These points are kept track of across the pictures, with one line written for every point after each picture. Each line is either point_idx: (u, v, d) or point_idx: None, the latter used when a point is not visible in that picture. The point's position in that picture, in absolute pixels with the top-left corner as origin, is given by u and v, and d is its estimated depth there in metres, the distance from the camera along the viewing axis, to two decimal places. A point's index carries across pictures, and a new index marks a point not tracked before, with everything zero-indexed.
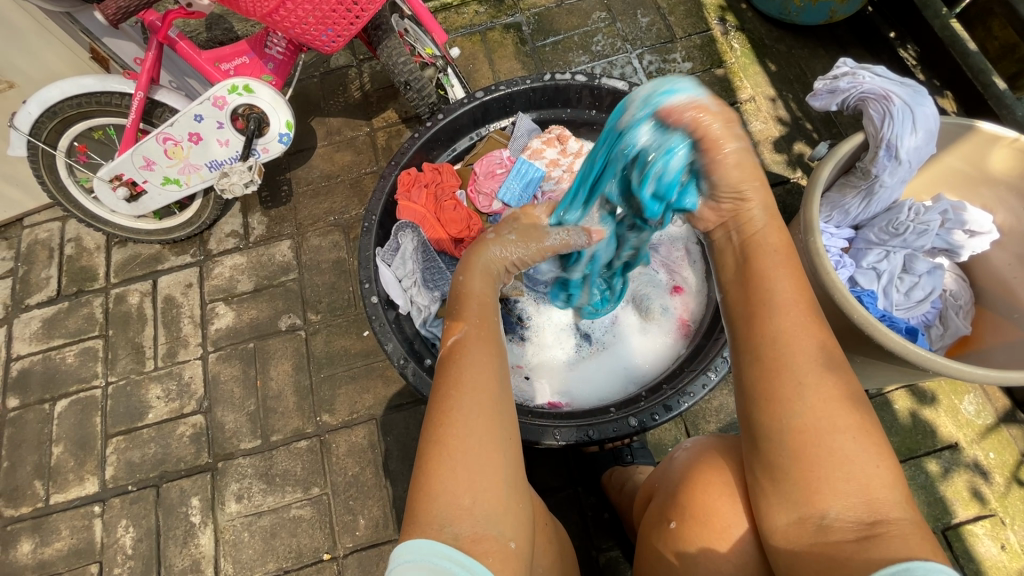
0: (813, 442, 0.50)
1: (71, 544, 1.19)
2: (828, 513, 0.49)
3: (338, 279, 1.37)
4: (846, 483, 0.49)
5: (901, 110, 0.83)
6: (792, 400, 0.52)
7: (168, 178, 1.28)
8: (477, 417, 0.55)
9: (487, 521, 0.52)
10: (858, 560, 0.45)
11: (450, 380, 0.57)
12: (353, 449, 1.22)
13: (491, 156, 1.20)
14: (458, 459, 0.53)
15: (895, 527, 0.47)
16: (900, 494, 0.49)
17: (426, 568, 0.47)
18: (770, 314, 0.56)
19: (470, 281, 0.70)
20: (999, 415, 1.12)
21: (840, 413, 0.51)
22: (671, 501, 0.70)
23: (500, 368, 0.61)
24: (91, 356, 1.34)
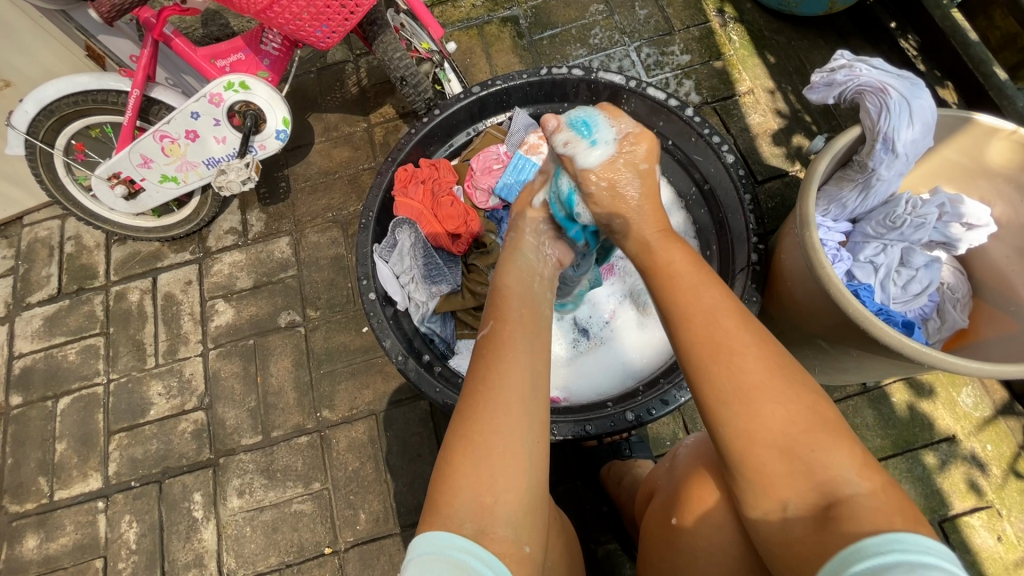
0: (756, 443, 0.52)
1: (75, 539, 1.20)
2: (788, 503, 0.51)
3: (338, 276, 1.37)
4: (793, 470, 0.50)
5: (898, 103, 0.83)
6: (722, 405, 0.53)
7: (165, 176, 1.28)
8: (504, 416, 0.56)
9: (507, 523, 0.52)
10: (819, 548, 0.47)
11: (480, 376, 0.60)
12: (353, 444, 1.22)
13: (488, 152, 1.20)
14: (481, 456, 0.54)
15: (849, 504, 0.47)
16: (852, 465, 0.50)
17: (445, 562, 0.47)
18: (685, 315, 0.58)
19: (507, 283, 0.74)
20: (997, 407, 1.12)
21: (777, 401, 0.52)
22: (672, 499, 0.70)
23: (537, 370, 0.62)
24: (93, 354, 1.35)
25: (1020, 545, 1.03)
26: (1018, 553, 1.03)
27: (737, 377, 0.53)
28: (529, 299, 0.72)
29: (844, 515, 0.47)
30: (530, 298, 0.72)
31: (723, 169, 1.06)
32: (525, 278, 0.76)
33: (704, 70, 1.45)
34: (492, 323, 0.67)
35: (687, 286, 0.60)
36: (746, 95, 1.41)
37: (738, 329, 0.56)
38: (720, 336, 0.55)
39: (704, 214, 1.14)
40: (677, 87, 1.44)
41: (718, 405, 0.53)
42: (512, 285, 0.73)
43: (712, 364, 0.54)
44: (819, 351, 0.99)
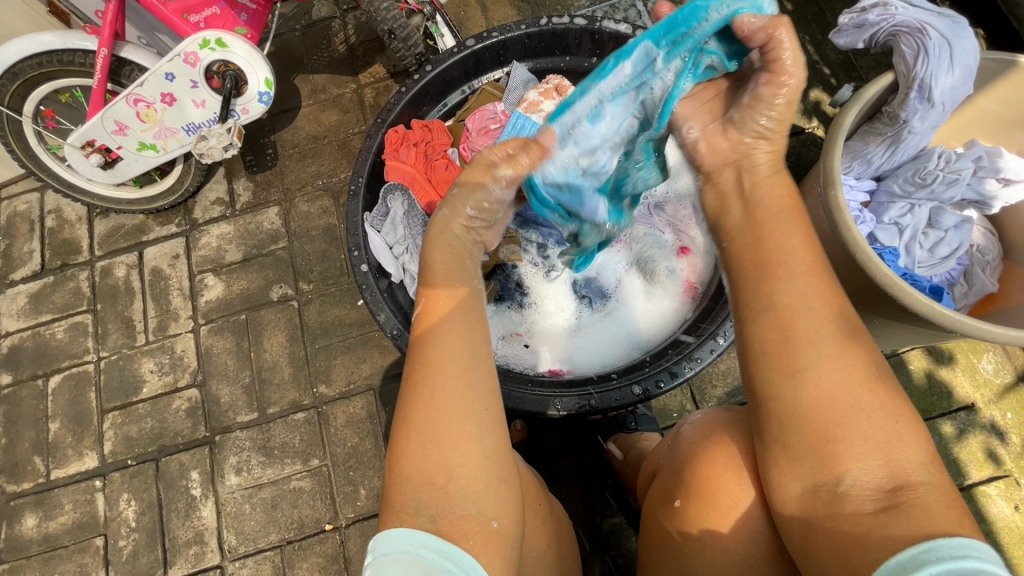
0: (832, 408, 0.47)
1: (74, 518, 1.19)
2: (844, 480, 0.46)
3: (330, 247, 1.31)
4: (869, 442, 0.46)
5: (938, 45, 0.75)
6: (807, 352, 0.49)
7: (143, 144, 1.21)
8: (448, 395, 0.51)
9: (464, 500, 0.49)
10: (879, 535, 0.42)
11: (418, 356, 0.54)
12: (352, 419, 1.19)
13: (484, 110, 1.12)
14: (429, 437, 0.50)
15: (918, 492, 0.43)
16: (926, 455, 0.46)
17: (402, 562, 0.44)
18: (781, 268, 0.52)
19: (437, 247, 0.63)
20: (1019, 373, 1.07)
21: (859, 369, 0.48)
22: (676, 477, 0.66)
23: (477, 335, 0.56)
24: (81, 332, 1.31)
25: None
26: None
27: (821, 335, 0.48)
28: (460, 259, 0.63)
29: (918, 504, 0.43)
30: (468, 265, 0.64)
31: None
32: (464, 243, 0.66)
33: None
34: (423, 299, 0.59)
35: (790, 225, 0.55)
36: None
37: (828, 287, 0.51)
38: (812, 292, 0.51)
39: None
40: None
41: (803, 358, 0.49)
42: (442, 258, 0.62)
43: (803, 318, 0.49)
44: None
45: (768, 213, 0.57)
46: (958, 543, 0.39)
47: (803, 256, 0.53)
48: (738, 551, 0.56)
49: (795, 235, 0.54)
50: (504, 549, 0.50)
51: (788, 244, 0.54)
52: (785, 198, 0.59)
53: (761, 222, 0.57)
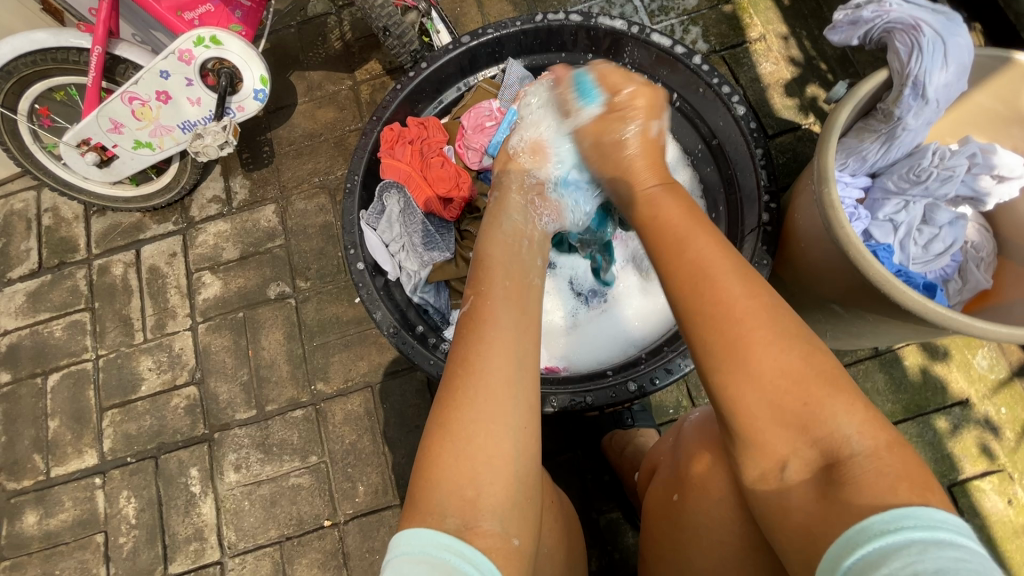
0: (753, 402, 0.49)
1: (75, 515, 1.19)
2: (785, 469, 0.49)
3: (327, 245, 1.31)
4: (791, 428, 0.48)
5: (932, 42, 0.75)
6: (717, 355, 0.51)
7: (139, 142, 1.21)
8: (485, 403, 0.52)
9: (490, 515, 0.49)
10: (824, 518, 0.44)
11: (459, 358, 0.56)
12: (350, 416, 1.20)
13: (480, 108, 1.11)
14: (461, 444, 0.51)
15: (848, 467, 0.45)
16: (858, 422, 0.46)
17: (426, 562, 0.44)
18: (682, 272, 0.54)
19: (491, 251, 0.69)
20: (1014, 369, 1.08)
21: (778, 350, 0.49)
22: (675, 475, 0.67)
23: (524, 346, 0.57)
24: (79, 330, 1.31)
25: None
26: None
27: (734, 325, 0.50)
28: (513, 266, 0.67)
29: (851, 478, 0.44)
30: (518, 269, 0.67)
31: (734, 122, 0.98)
32: (513, 248, 0.70)
33: (712, 15, 1.34)
34: (473, 298, 0.61)
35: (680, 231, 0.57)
36: (758, 42, 1.31)
37: (733, 274, 0.52)
38: (715, 284, 0.52)
39: (711, 172, 1.08)
40: (683, 35, 1.33)
41: (706, 358, 0.51)
42: (495, 254, 0.68)
43: (708, 315, 0.51)
44: (832, 315, 0.94)
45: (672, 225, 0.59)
46: (894, 514, 0.40)
47: (705, 252, 0.54)
48: (731, 543, 0.57)
49: (695, 235, 0.56)
50: (522, 568, 0.49)
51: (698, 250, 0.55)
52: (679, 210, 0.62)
53: (665, 227, 0.60)
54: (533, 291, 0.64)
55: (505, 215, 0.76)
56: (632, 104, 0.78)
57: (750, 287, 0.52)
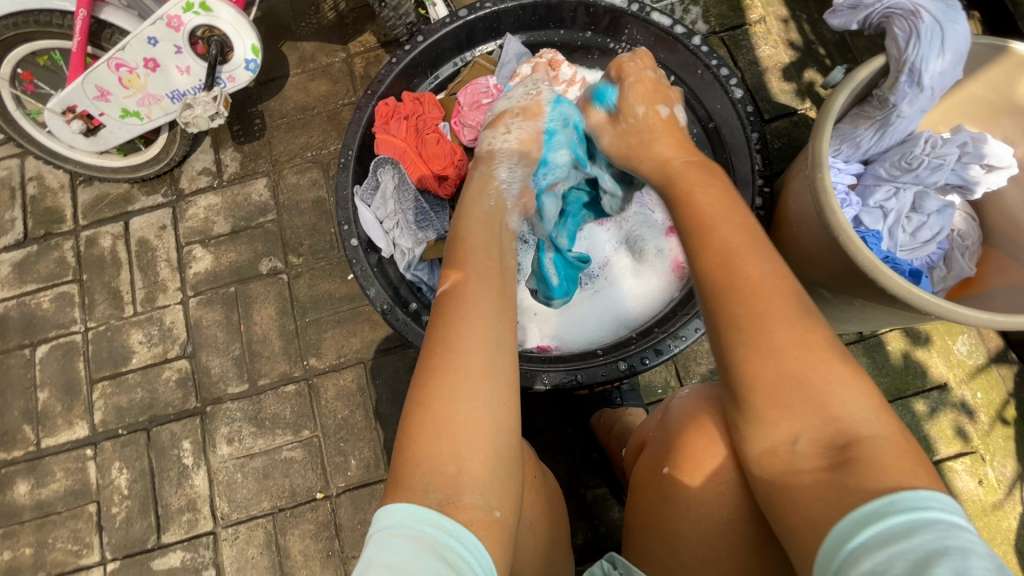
0: (768, 377, 0.50)
1: (66, 485, 1.20)
2: (796, 444, 0.50)
3: (320, 220, 1.30)
4: (810, 406, 0.49)
5: (931, 28, 0.75)
6: (738, 332, 0.52)
7: (127, 111, 1.18)
8: (467, 383, 0.53)
9: (471, 487, 0.50)
10: (831, 491, 0.45)
11: (440, 338, 0.56)
12: (342, 392, 1.21)
13: (476, 84, 1.09)
14: (443, 423, 0.52)
15: (868, 445, 0.46)
16: (868, 407, 0.48)
17: (408, 535, 0.45)
18: (716, 257, 0.55)
19: (467, 233, 0.68)
20: (991, 355, 1.12)
21: (802, 333, 0.50)
22: (663, 450, 0.68)
23: (499, 328, 0.57)
24: (67, 302, 1.30)
25: (999, 488, 1.06)
26: (996, 495, 1.05)
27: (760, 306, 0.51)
28: (491, 248, 0.66)
29: (862, 459, 0.45)
30: (495, 252, 0.66)
31: (730, 105, 0.98)
32: (491, 226, 0.70)
33: None
34: (449, 281, 0.61)
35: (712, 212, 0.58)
36: (757, 25, 1.30)
37: (763, 258, 0.54)
38: (738, 273, 0.53)
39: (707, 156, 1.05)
40: (683, 14, 1.32)
41: (732, 326, 0.52)
42: (472, 242, 0.66)
43: (740, 295, 0.52)
44: (820, 299, 0.95)
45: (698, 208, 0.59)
46: (920, 494, 0.41)
47: (738, 239, 0.55)
48: (721, 512, 0.60)
49: (730, 222, 0.57)
50: (504, 538, 0.50)
51: (721, 229, 0.56)
52: (706, 188, 0.62)
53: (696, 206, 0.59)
54: (507, 273, 0.65)
55: (484, 196, 0.75)
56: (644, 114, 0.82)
57: (772, 273, 0.53)
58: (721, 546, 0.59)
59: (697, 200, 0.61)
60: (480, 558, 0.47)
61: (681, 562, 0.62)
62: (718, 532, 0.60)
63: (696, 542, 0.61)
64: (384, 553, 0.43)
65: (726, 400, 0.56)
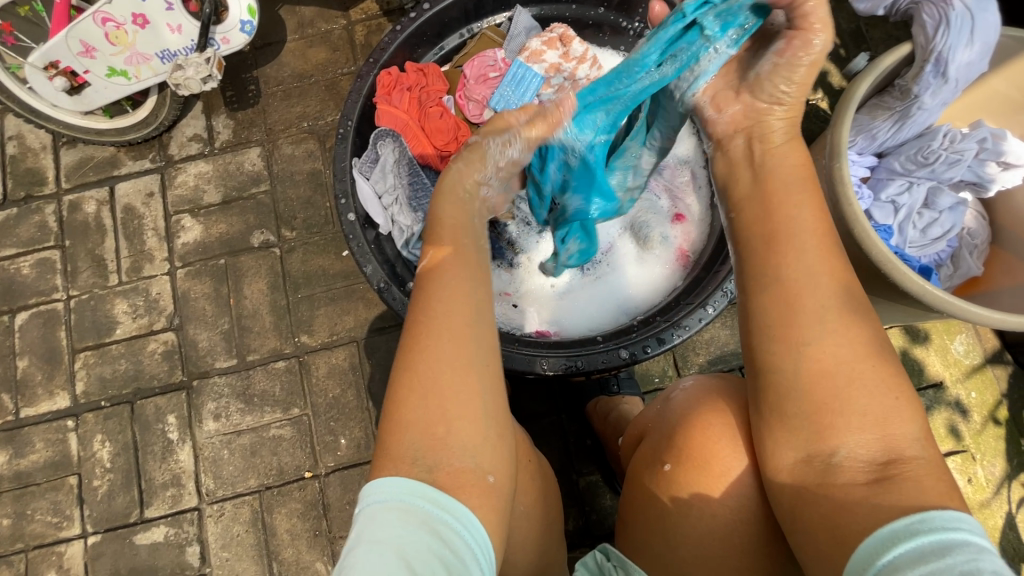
0: (832, 378, 0.49)
1: (46, 456, 1.17)
2: (838, 453, 0.48)
3: (315, 193, 1.26)
4: (865, 416, 0.48)
5: (960, 17, 0.73)
6: (809, 327, 0.51)
7: (113, 69, 1.12)
8: (454, 349, 0.50)
9: (464, 453, 0.49)
10: (867, 506, 0.45)
11: (420, 302, 0.53)
12: (334, 370, 1.18)
13: (484, 56, 1.06)
14: (428, 386, 0.49)
15: (911, 466, 0.45)
16: (918, 429, 0.48)
17: (401, 510, 0.44)
18: (802, 242, 0.54)
19: (444, 206, 0.62)
20: (987, 355, 1.12)
21: (862, 340, 0.50)
22: (664, 441, 0.66)
23: (480, 292, 0.54)
24: (49, 268, 1.25)
25: (988, 487, 1.07)
26: (984, 494, 1.06)
27: (829, 310, 0.50)
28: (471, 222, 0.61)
29: (908, 476, 0.45)
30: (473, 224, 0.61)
31: None
32: (469, 197, 0.65)
33: None
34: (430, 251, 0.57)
35: (793, 200, 0.56)
36: None
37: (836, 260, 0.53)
38: (813, 267, 0.52)
39: None
40: None
41: (809, 317, 0.51)
42: (449, 211, 0.61)
43: (809, 291, 0.52)
44: None
45: (780, 191, 0.57)
46: (950, 515, 0.40)
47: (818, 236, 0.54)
48: (725, 509, 0.59)
49: (812, 214, 0.55)
50: (498, 503, 0.50)
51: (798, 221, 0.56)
52: (786, 176, 0.59)
53: (778, 197, 0.57)
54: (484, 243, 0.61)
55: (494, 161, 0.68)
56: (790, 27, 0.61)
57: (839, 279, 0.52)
58: (723, 545, 0.58)
59: (774, 195, 0.58)
60: (475, 532, 0.46)
61: (681, 559, 0.60)
62: (723, 531, 0.58)
63: (697, 539, 0.59)
64: (374, 529, 0.43)
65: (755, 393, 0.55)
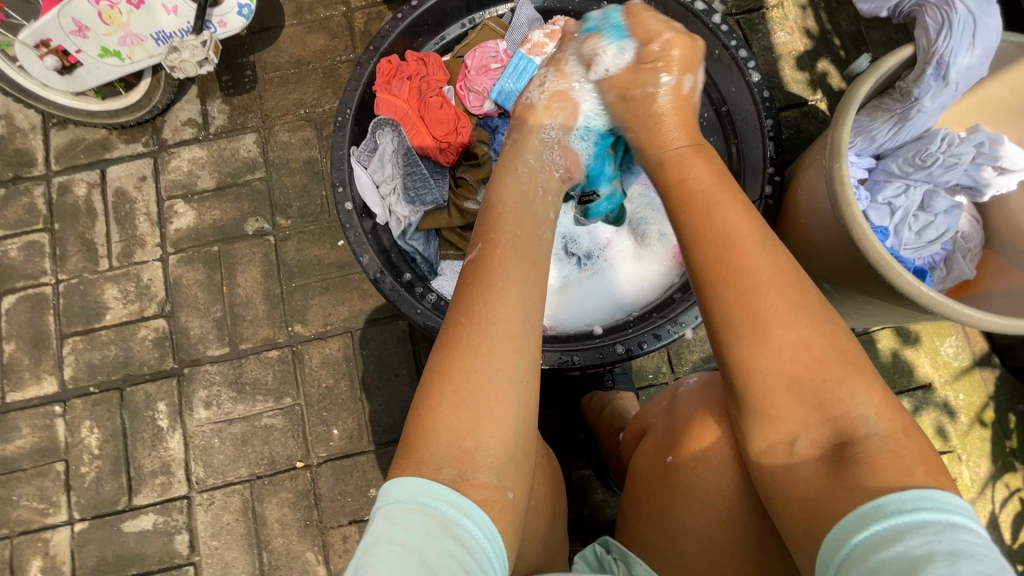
0: (764, 376, 0.49)
1: (33, 442, 1.15)
2: (795, 443, 0.49)
3: (311, 182, 1.24)
4: (806, 404, 0.48)
5: (963, 20, 0.73)
6: (735, 328, 0.50)
7: (106, 50, 1.10)
8: (490, 358, 0.51)
9: (488, 467, 0.49)
10: (832, 494, 0.45)
11: (463, 307, 0.53)
12: (328, 360, 1.17)
13: (485, 47, 1.05)
14: (463, 395, 0.50)
15: (863, 447, 0.45)
16: (870, 402, 0.47)
17: (421, 512, 0.44)
18: (713, 243, 0.52)
19: (503, 197, 0.64)
20: (976, 358, 1.13)
21: (797, 330, 0.49)
22: (669, 439, 0.66)
23: (532, 303, 0.55)
24: (37, 252, 1.23)
25: (972, 487, 1.09)
26: (969, 493, 1.08)
27: (756, 304, 0.49)
28: (527, 217, 0.63)
29: (861, 458, 0.45)
30: (529, 220, 0.63)
31: (746, 89, 0.95)
32: (527, 195, 0.66)
33: None
34: (479, 246, 0.59)
35: (704, 198, 0.55)
36: (775, 9, 1.26)
37: (764, 249, 0.51)
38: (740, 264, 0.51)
39: (716, 141, 1.03)
40: None
41: (726, 322, 0.51)
42: (507, 201, 0.64)
43: (736, 291, 0.50)
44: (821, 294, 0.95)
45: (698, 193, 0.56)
46: (908, 496, 0.40)
47: (741, 228, 0.52)
48: (726, 505, 0.59)
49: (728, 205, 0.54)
50: (515, 519, 0.50)
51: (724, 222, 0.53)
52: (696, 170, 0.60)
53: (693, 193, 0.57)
54: (543, 243, 0.61)
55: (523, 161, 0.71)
56: (666, 55, 0.71)
57: (771, 260, 0.51)
58: (721, 537, 0.59)
59: (693, 187, 0.57)
60: (492, 538, 0.46)
61: (681, 551, 0.60)
62: (720, 523, 0.59)
63: (697, 534, 0.60)
64: (398, 530, 0.42)
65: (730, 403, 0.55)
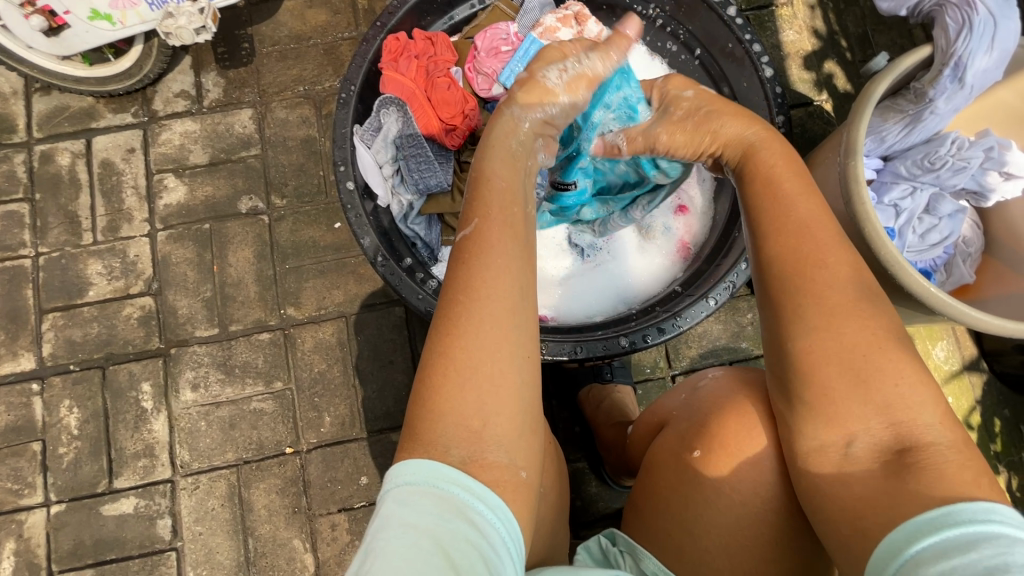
0: (834, 373, 0.49)
1: (8, 421, 1.11)
2: (855, 443, 0.49)
3: (308, 161, 1.21)
4: (871, 404, 0.48)
5: (983, 22, 0.74)
6: (802, 320, 0.50)
7: (96, 12, 1.02)
8: (492, 338, 0.48)
9: (497, 447, 0.47)
10: (898, 497, 0.45)
11: (459, 284, 0.50)
12: (321, 345, 1.15)
13: (496, 29, 1.03)
14: (468, 374, 0.47)
15: (927, 453, 0.46)
16: (935, 414, 0.48)
17: (430, 496, 0.43)
18: (792, 240, 0.52)
19: (489, 169, 0.57)
20: (965, 363, 1.15)
21: (869, 329, 0.49)
22: (690, 430, 0.66)
23: (529, 280, 0.52)
24: (17, 222, 1.17)
25: None
26: None
27: (830, 301, 0.49)
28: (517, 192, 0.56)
29: (924, 465, 0.45)
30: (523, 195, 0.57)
31: (759, 84, 0.93)
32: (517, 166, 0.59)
33: None
34: (473, 222, 0.53)
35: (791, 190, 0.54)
36: (784, 7, 1.26)
37: (837, 248, 0.51)
38: (811, 262, 0.51)
39: None
40: None
41: (796, 315, 0.50)
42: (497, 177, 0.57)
43: (807, 286, 0.50)
44: None
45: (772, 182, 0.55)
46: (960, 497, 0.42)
47: (821, 227, 0.52)
48: (753, 501, 0.59)
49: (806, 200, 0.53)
50: (528, 498, 0.48)
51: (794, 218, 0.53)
52: (782, 159, 0.57)
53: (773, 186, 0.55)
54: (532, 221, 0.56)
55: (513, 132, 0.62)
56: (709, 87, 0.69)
57: (850, 266, 0.51)
58: (747, 537, 0.58)
59: (783, 189, 0.54)
60: (507, 522, 0.45)
61: (700, 548, 0.60)
62: (747, 522, 0.59)
63: (723, 528, 0.59)
64: (406, 514, 0.42)
65: (774, 392, 0.55)
